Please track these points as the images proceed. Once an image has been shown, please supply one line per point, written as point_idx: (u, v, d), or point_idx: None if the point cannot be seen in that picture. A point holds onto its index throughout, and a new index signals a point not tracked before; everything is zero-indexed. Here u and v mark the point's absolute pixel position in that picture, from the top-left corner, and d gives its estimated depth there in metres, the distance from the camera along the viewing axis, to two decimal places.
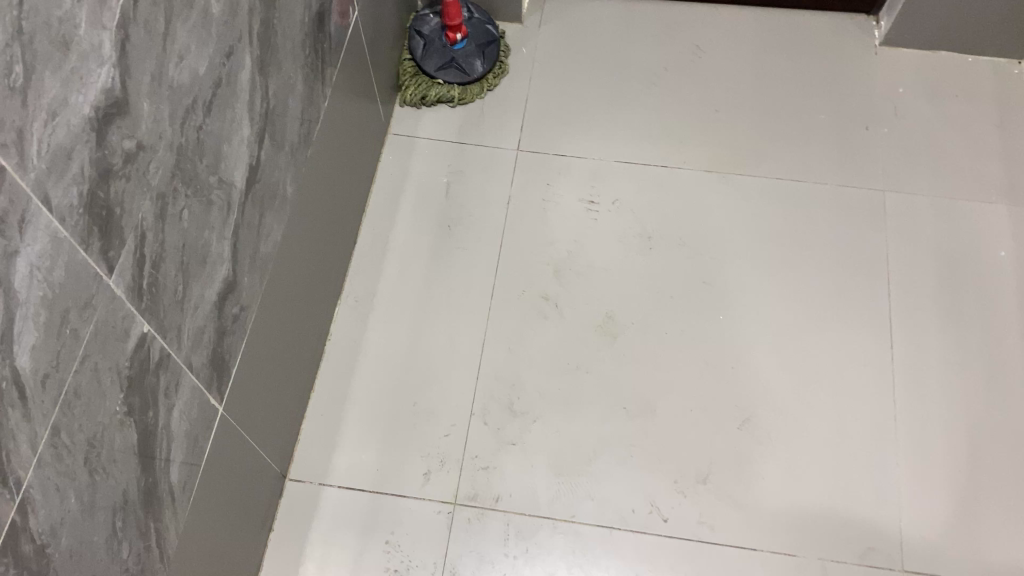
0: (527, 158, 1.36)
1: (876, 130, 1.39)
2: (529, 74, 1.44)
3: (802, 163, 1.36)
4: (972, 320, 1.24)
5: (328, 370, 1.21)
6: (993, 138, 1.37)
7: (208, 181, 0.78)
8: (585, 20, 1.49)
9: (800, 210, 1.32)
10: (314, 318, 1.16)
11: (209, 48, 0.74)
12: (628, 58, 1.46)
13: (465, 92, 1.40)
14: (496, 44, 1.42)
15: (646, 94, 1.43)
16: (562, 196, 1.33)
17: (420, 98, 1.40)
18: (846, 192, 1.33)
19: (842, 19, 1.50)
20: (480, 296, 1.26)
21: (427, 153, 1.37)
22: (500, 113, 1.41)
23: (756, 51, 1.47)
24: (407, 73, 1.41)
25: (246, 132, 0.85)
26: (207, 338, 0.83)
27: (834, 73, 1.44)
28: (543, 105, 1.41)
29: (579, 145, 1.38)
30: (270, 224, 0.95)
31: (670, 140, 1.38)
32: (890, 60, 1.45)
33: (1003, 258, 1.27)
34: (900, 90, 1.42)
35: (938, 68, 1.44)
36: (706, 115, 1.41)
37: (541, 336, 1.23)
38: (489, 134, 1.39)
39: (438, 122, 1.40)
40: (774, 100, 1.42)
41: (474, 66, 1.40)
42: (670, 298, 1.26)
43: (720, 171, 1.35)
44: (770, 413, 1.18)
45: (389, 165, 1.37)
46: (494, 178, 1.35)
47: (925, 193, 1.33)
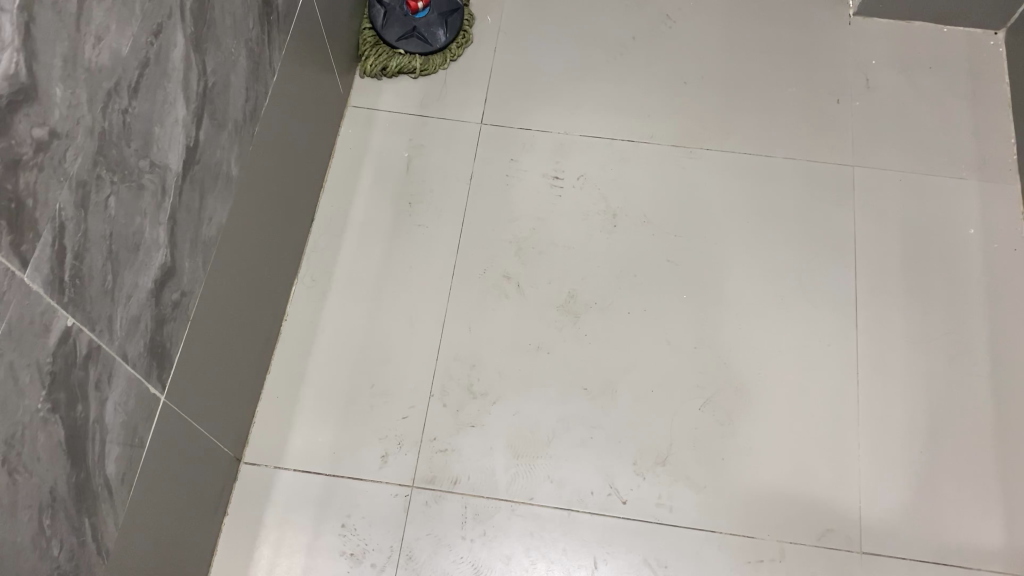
0: (490, 132, 1.33)
1: (847, 104, 1.36)
2: (494, 44, 1.40)
3: (771, 138, 1.33)
4: (938, 300, 1.22)
5: (284, 351, 1.19)
6: (965, 112, 1.35)
7: (137, 166, 0.75)
8: None
9: (767, 186, 1.30)
10: (267, 299, 1.14)
11: (132, 27, 0.70)
12: (596, 26, 1.42)
13: (428, 62, 1.36)
14: (459, 12, 1.38)
15: (613, 65, 1.39)
16: (526, 172, 1.31)
17: (380, 69, 1.36)
18: (815, 168, 1.31)
19: None
20: (440, 275, 1.24)
21: (387, 127, 1.34)
22: (463, 84, 1.37)
23: (727, 21, 1.43)
24: (367, 43, 1.37)
25: (181, 113, 0.81)
26: (143, 327, 0.81)
27: (805, 44, 1.41)
28: (508, 77, 1.38)
29: (543, 119, 1.34)
30: (212, 207, 0.92)
31: (637, 113, 1.35)
32: (863, 30, 1.42)
33: (971, 236, 1.26)
34: (871, 61, 1.39)
35: (911, 39, 1.41)
36: (675, 87, 1.37)
37: (502, 316, 1.21)
38: (452, 107, 1.35)
39: (399, 93, 1.36)
40: (744, 71, 1.38)
41: (436, 35, 1.36)
42: (633, 276, 1.24)
43: (687, 146, 1.33)
44: (733, 394, 1.16)
45: (348, 139, 1.33)
46: (457, 152, 1.32)
47: (895, 168, 1.31)
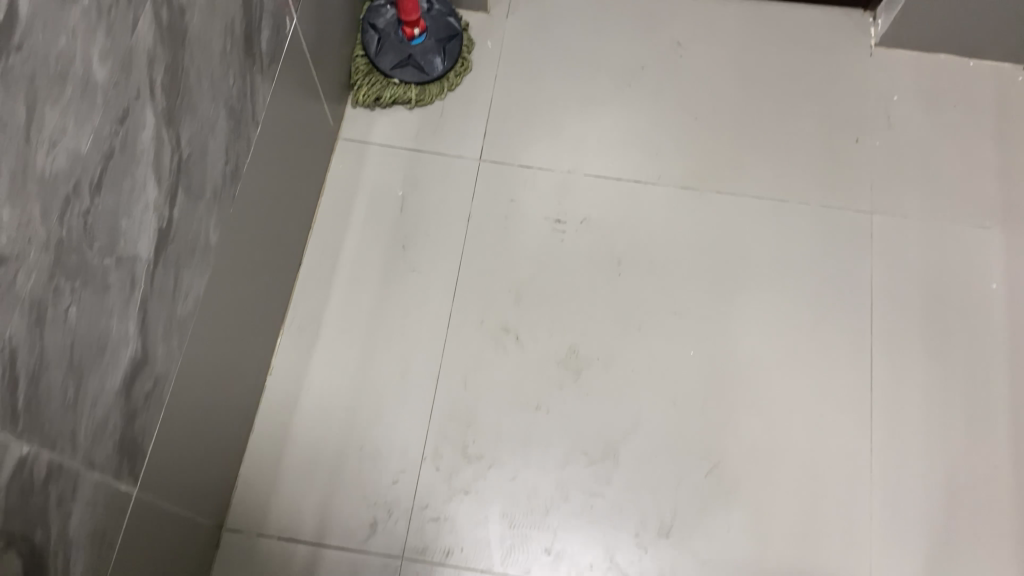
0: (489, 170, 1.26)
1: (867, 143, 1.28)
2: (494, 72, 1.33)
3: (785, 179, 1.26)
4: (957, 360, 1.16)
5: (269, 406, 1.13)
6: (991, 153, 1.28)
7: (101, 265, 0.68)
8: (557, 9, 1.37)
9: (780, 233, 1.23)
10: (250, 356, 1.08)
11: (93, 119, 0.63)
12: (603, 54, 1.34)
13: (424, 92, 1.29)
14: (458, 39, 1.30)
15: (620, 96, 1.31)
16: (526, 213, 1.24)
17: (374, 99, 1.28)
18: (831, 213, 1.24)
19: (836, 15, 1.38)
20: (433, 326, 1.17)
21: (380, 162, 1.27)
22: (461, 116, 1.30)
23: (741, 50, 1.35)
24: (360, 71, 1.29)
25: (152, 195, 0.75)
26: (111, 428, 0.75)
27: (823, 76, 1.33)
28: (508, 109, 1.31)
29: (545, 156, 1.27)
30: (188, 281, 0.85)
31: (644, 151, 1.28)
32: (885, 62, 1.34)
33: (993, 291, 1.19)
34: (893, 96, 1.32)
35: (935, 73, 1.34)
36: (685, 122, 1.30)
37: (498, 373, 1.15)
38: (448, 141, 1.28)
39: (393, 125, 1.29)
40: (758, 106, 1.31)
41: (433, 63, 1.28)
42: (637, 329, 1.18)
43: (697, 187, 1.26)
44: (739, 460, 1.11)
45: (339, 174, 1.26)
46: (454, 191, 1.25)
47: (915, 215, 1.24)
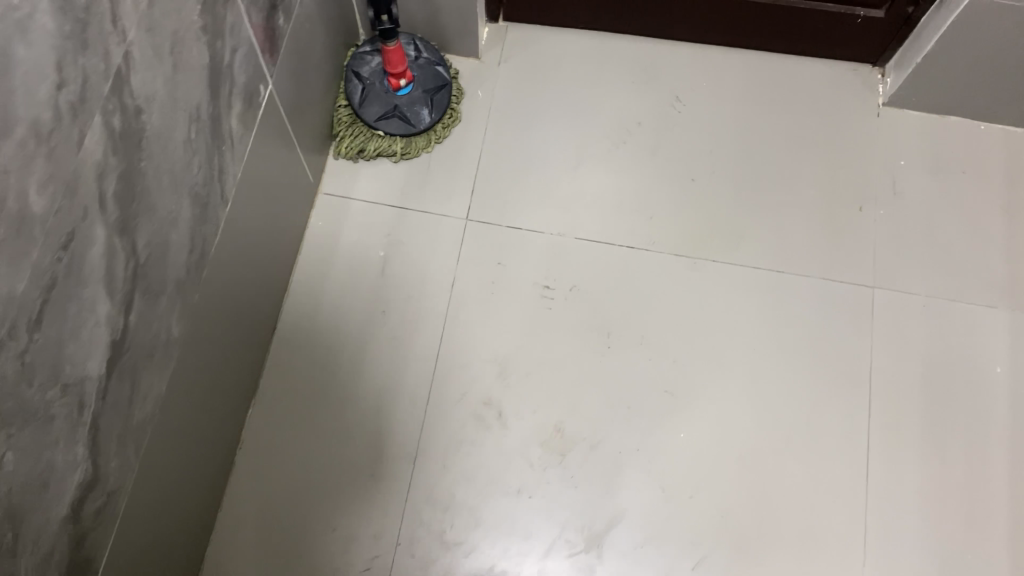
0: (476, 230, 1.21)
1: (870, 212, 1.23)
2: (484, 124, 1.27)
3: (784, 248, 1.21)
4: (957, 448, 1.12)
5: (238, 483, 1.08)
6: (1000, 226, 1.23)
7: (43, 400, 0.63)
8: (552, 57, 1.32)
9: (778, 306, 1.18)
10: (218, 435, 1.02)
11: (32, 254, 0.57)
12: (598, 108, 1.29)
13: (409, 145, 1.23)
14: (447, 89, 1.24)
15: (615, 153, 1.26)
16: (514, 279, 1.18)
17: (357, 151, 1.23)
18: (832, 287, 1.19)
19: (842, 71, 1.32)
20: (413, 399, 1.12)
21: (362, 219, 1.21)
22: (448, 171, 1.24)
23: (742, 106, 1.30)
24: (343, 122, 1.23)
25: (104, 310, 0.69)
26: (55, 559, 0.70)
27: (826, 138, 1.28)
28: (498, 164, 1.25)
29: (535, 216, 1.22)
30: (147, 384, 0.80)
31: (639, 213, 1.22)
32: (891, 123, 1.29)
33: (997, 375, 1.15)
34: (899, 161, 1.26)
35: (944, 137, 1.28)
36: (682, 183, 1.24)
37: (479, 452, 1.09)
38: (434, 198, 1.22)
39: (376, 179, 1.23)
40: (758, 168, 1.26)
41: (421, 115, 1.22)
42: (626, 407, 1.12)
43: (691, 254, 1.20)
44: (728, 552, 1.06)
45: (318, 230, 1.20)
46: (439, 252, 1.19)
47: (919, 291, 1.19)
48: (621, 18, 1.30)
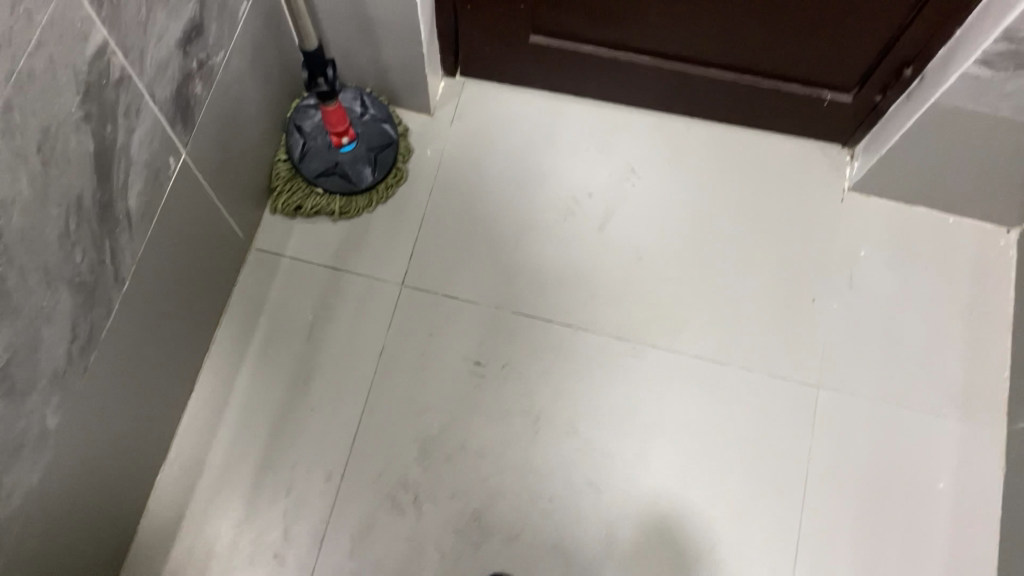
0: (411, 298, 1.16)
1: (824, 305, 1.18)
2: (429, 185, 1.23)
3: (729, 338, 1.16)
4: (891, 566, 1.06)
5: (138, 555, 1.03)
6: (958, 328, 1.17)
7: None
8: (506, 119, 1.28)
9: (717, 400, 1.13)
10: (117, 508, 0.98)
11: None
12: (549, 175, 1.24)
13: (349, 203, 1.19)
14: (392, 148, 1.19)
15: (563, 225, 1.21)
16: (445, 352, 1.14)
17: (294, 208, 1.19)
18: (775, 385, 1.14)
19: (810, 149, 1.27)
20: (327, 477, 1.07)
21: (293, 280, 1.17)
22: (388, 232, 1.20)
23: (700, 183, 1.25)
24: (281, 176, 1.18)
25: None
26: None
27: (785, 222, 1.23)
28: (440, 229, 1.20)
29: (473, 286, 1.17)
30: (12, 482, 0.75)
31: (581, 290, 1.18)
32: (856, 210, 1.23)
33: (940, 491, 1.09)
34: (860, 252, 1.21)
35: (909, 228, 1.23)
36: (629, 261, 1.19)
37: (390, 537, 1.05)
38: (370, 260, 1.18)
39: (313, 238, 1.19)
40: (711, 250, 1.21)
41: (362, 174, 1.18)
42: (548, 500, 1.08)
43: (632, 337, 1.16)
44: None
45: (247, 289, 1.16)
46: (370, 319, 1.15)
47: (866, 394, 1.14)
48: (581, 82, 1.26)
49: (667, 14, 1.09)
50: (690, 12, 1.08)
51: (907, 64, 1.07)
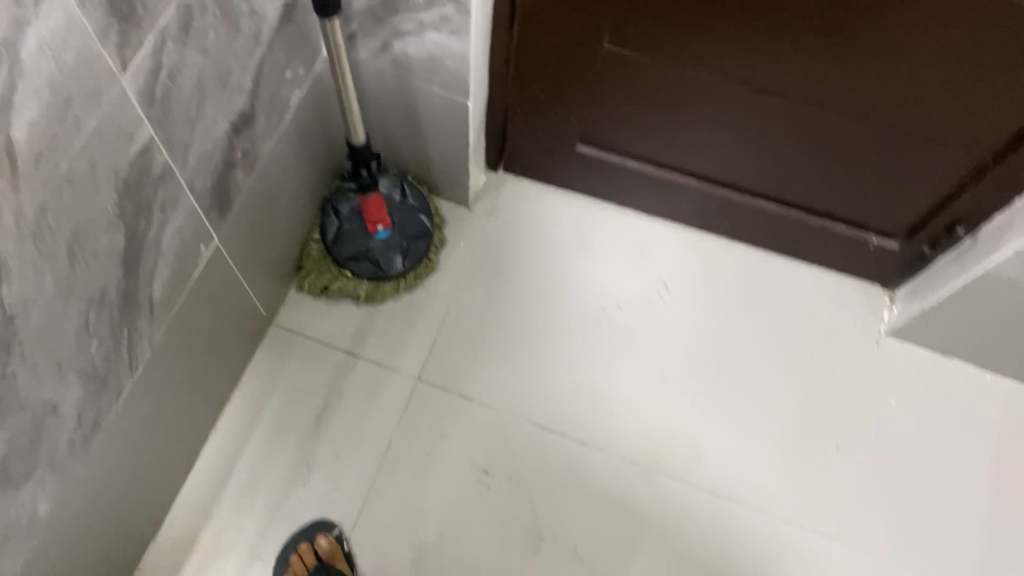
0: (423, 393, 1.13)
1: (846, 452, 1.14)
2: (457, 278, 1.21)
3: (745, 475, 1.12)
4: None
5: None
6: (982, 493, 1.12)
7: None
8: (542, 218, 1.26)
9: (726, 541, 1.08)
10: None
11: None
12: (581, 282, 1.22)
13: (376, 289, 1.17)
14: (425, 238, 1.17)
15: (587, 335, 1.18)
16: (451, 455, 1.10)
17: (321, 288, 1.17)
18: (787, 531, 1.09)
19: (850, 285, 1.23)
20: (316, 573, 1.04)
21: (308, 361, 1.15)
22: (409, 322, 1.18)
23: (733, 306, 1.21)
24: (312, 257, 1.17)
25: None
26: None
27: (816, 358, 1.19)
28: (462, 324, 1.18)
29: (489, 390, 1.14)
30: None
31: (599, 406, 1.14)
32: (890, 355, 1.20)
33: None
34: (889, 400, 1.17)
35: (942, 381, 1.18)
36: (652, 382, 1.16)
37: None
38: (388, 350, 1.16)
39: (334, 320, 1.18)
40: (736, 379, 1.17)
41: (393, 262, 1.15)
42: None
43: (646, 463, 1.12)
44: None
45: (261, 365, 1.14)
46: (380, 411, 1.12)
47: (880, 552, 1.09)
48: (624, 191, 1.24)
49: (718, 141, 1.08)
50: (739, 142, 1.07)
51: (958, 223, 1.05)
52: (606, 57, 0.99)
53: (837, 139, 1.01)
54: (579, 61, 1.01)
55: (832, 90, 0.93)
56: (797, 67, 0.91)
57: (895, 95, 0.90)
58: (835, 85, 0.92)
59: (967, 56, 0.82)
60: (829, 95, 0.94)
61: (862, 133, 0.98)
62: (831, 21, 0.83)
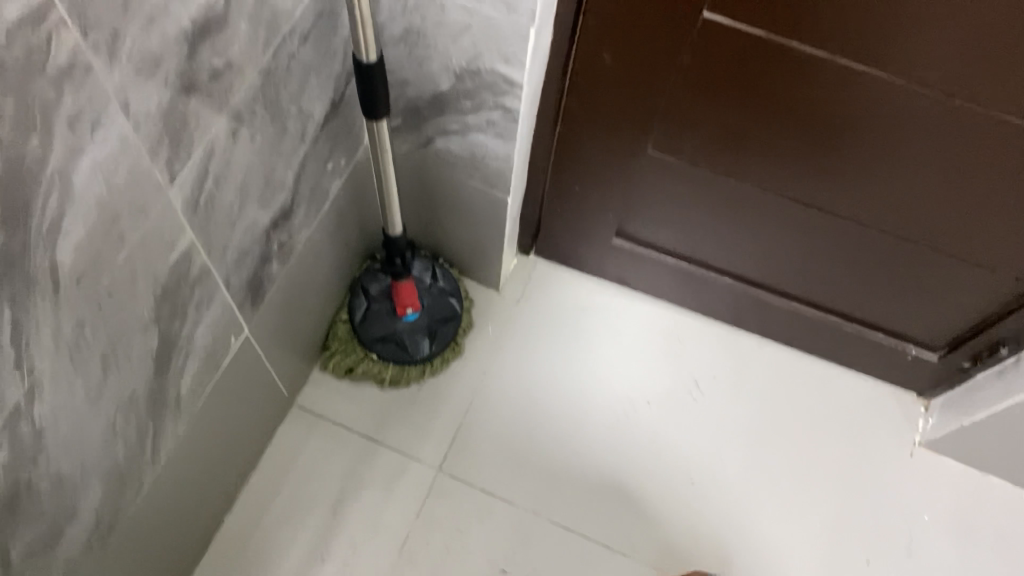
0: (444, 485, 1.11)
1: (879, 568, 1.09)
2: (485, 365, 1.19)
3: None
4: None
5: None
6: None
7: None
8: (574, 306, 1.24)
9: None
10: None
11: None
12: (612, 375, 1.20)
13: (401, 373, 1.15)
14: (454, 322, 1.15)
15: (615, 432, 1.16)
16: (470, 552, 1.07)
17: (345, 369, 1.15)
18: None
19: (884, 393, 1.21)
20: None
21: (329, 445, 1.12)
22: (433, 409, 1.16)
23: (764, 409, 1.19)
24: (339, 338, 1.15)
25: None
26: None
27: (849, 467, 1.15)
28: (487, 414, 1.16)
29: (512, 484, 1.11)
30: None
31: (623, 508, 1.11)
32: (925, 468, 1.16)
33: None
34: (923, 515, 1.13)
35: (979, 497, 1.14)
36: (679, 484, 1.13)
37: None
38: (410, 437, 1.14)
39: (357, 403, 1.16)
40: (765, 485, 1.14)
41: (419, 345, 1.13)
42: None
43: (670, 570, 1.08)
44: None
45: (281, 448, 1.12)
46: (399, 502, 1.09)
47: None
48: (656, 285, 1.23)
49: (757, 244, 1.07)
50: (765, 246, 1.07)
51: (1003, 343, 1.02)
52: (649, 161, 0.99)
53: (863, 248, 1.00)
54: (588, 161, 1.02)
55: (878, 210, 0.93)
56: (846, 187, 0.92)
57: (943, 218, 0.90)
58: (845, 193, 0.93)
59: (953, 160, 0.83)
60: (875, 215, 0.94)
61: (881, 243, 0.98)
62: (818, 123, 0.85)
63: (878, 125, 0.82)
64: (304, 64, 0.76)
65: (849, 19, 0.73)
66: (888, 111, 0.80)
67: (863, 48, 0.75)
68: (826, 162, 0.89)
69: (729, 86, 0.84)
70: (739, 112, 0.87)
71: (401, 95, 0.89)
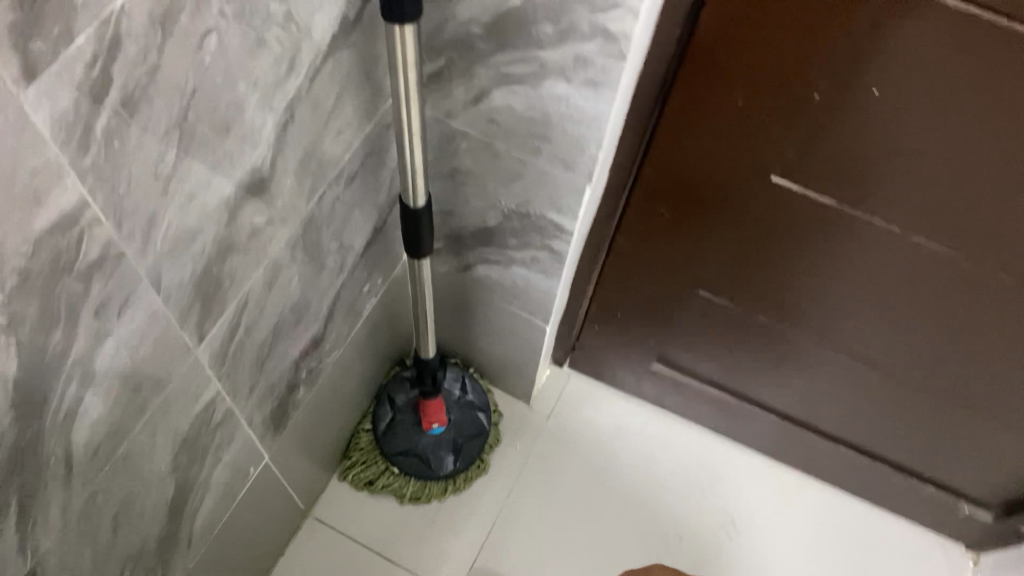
0: None
1: None
2: (511, 486, 1.14)
3: None
4: None
5: None
6: None
7: None
8: (607, 428, 1.19)
9: None
10: None
11: None
12: (644, 507, 1.14)
13: (422, 489, 1.10)
14: (480, 439, 1.11)
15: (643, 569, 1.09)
16: None
17: (365, 482, 1.11)
18: None
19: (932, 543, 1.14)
20: None
21: (343, 563, 1.07)
22: (453, 530, 1.10)
23: (804, 557, 1.12)
24: (361, 449, 1.11)
25: None
26: None
27: None
28: (510, 540, 1.10)
29: None
30: None
31: None
32: None
33: None
34: None
35: None
36: None
37: None
38: (427, 560, 1.08)
39: (375, 519, 1.11)
40: None
41: (443, 461, 1.08)
42: None
43: None
44: None
45: (294, 562, 1.07)
46: None
47: None
48: (695, 409, 1.17)
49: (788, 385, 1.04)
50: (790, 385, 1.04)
51: None
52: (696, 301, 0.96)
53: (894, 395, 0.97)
54: (612, 295, 1.00)
55: (911, 365, 0.90)
56: (865, 337, 0.89)
57: (963, 373, 0.88)
58: (866, 341, 0.90)
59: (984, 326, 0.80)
60: (908, 370, 0.91)
61: (905, 391, 0.95)
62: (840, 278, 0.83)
63: (937, 297, 0.79)
64: (348, 200, 0.72)
65: (902, 200, 0.72)
66: (911, 273, 0.78)
67: (899, 219, 0.73)
68: (856, 317, 0.87)
69: (767, 243, 0.83)
70: (757, 258, 0.85)
71: (445, 222, 0.85)
